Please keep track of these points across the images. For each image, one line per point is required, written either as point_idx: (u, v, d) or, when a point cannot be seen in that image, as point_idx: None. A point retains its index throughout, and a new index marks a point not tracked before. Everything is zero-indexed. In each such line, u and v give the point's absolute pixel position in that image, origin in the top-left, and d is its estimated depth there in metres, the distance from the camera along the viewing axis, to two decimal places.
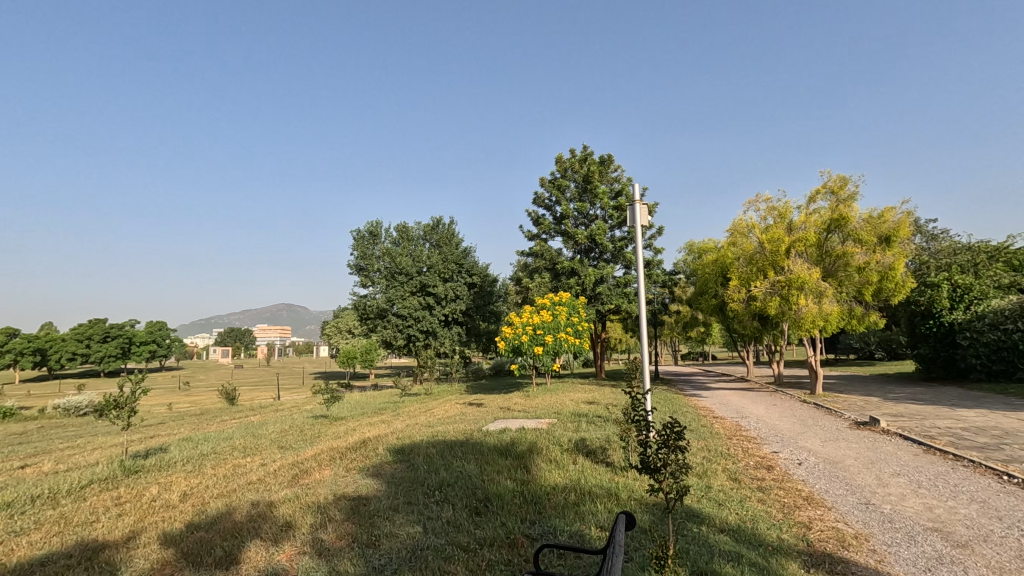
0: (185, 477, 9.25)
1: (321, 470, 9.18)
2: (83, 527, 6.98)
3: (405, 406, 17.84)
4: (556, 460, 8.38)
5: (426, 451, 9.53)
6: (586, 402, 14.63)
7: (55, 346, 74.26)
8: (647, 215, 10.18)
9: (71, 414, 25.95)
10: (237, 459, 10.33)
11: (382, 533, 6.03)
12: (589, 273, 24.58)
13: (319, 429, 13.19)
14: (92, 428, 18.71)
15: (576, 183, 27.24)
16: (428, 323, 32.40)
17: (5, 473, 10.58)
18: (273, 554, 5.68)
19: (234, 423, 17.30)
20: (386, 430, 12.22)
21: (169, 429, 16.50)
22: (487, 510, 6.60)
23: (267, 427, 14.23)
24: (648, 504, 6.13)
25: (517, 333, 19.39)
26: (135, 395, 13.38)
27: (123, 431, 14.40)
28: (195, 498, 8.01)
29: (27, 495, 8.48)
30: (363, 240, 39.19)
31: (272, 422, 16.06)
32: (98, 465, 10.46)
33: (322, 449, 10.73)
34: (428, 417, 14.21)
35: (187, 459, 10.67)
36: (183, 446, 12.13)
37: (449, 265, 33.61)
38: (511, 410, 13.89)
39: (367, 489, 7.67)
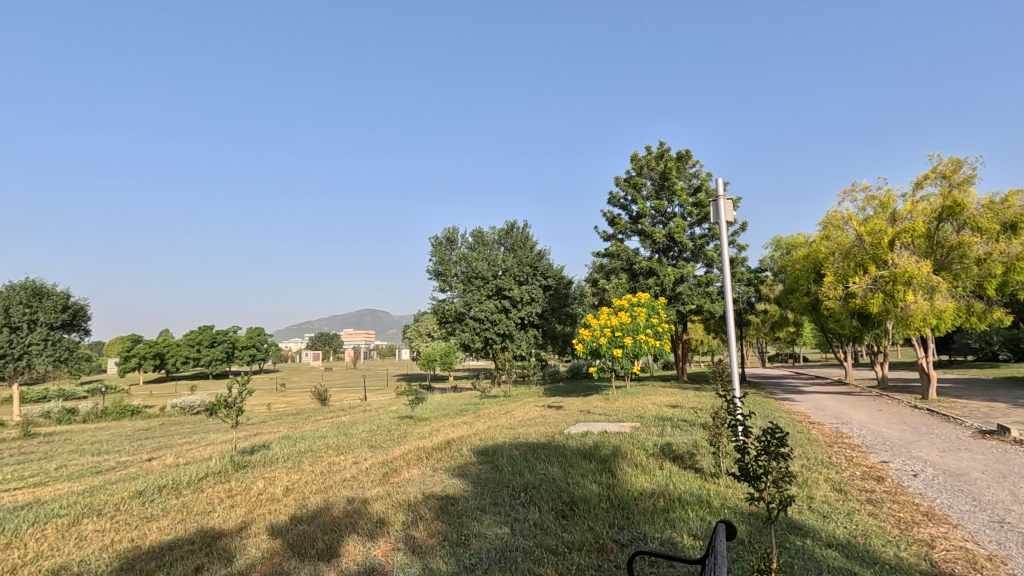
0: (287, 473, 9.88)
1: (409, 469, 9.48)
2: (203, 516, 7.65)
3: (486, 408, 18.13)
4: (642, 465, 8.16)
5: (510, 453, 9.60)
6: (669, 406, 14.17)
7: (172, 351, 82.55)
8: (732, 211, 9.70)
9: (186, 412, 28.61)
10: (333, 458, 10.91)
11: (471, 533, 6.14)
12: (669, 273, 23.81)
13: (406, 430, 13.67)
14: (205, 425, 20.57)
15: (652, 180, 26.55)
16: (505, 326, 32.84)
17: (136, 464, 11.80)
18: (369, 549, 5.94)
19: (327, 422, 18.31)
20: (469, 432, 12.44)
21: (270, 427, 17.73)
22: (574, 513, 6.57)
23: (358, 427, 14.95)
24: (745, 513, 5.83)
25: (595, 335, 19.16)
26: (242, 395, 14.50)
27: (232, 429, 15.64)
28: (297, 493, 8.55)
29: (154, 485, 9.42)
30: (441, 247, 40.28)
31: (362, 422, 16.83)
32: (212, 460, 11.43)
33: (409, 449, 11.09)
34: (508, 419, 14.32)
35: (288, 456, 11.40)
36: (283, 443, 12.99)
37: (524, 268, 33.84)
38: (591, 413, 13.76)
39: (454, 489, 7.85)
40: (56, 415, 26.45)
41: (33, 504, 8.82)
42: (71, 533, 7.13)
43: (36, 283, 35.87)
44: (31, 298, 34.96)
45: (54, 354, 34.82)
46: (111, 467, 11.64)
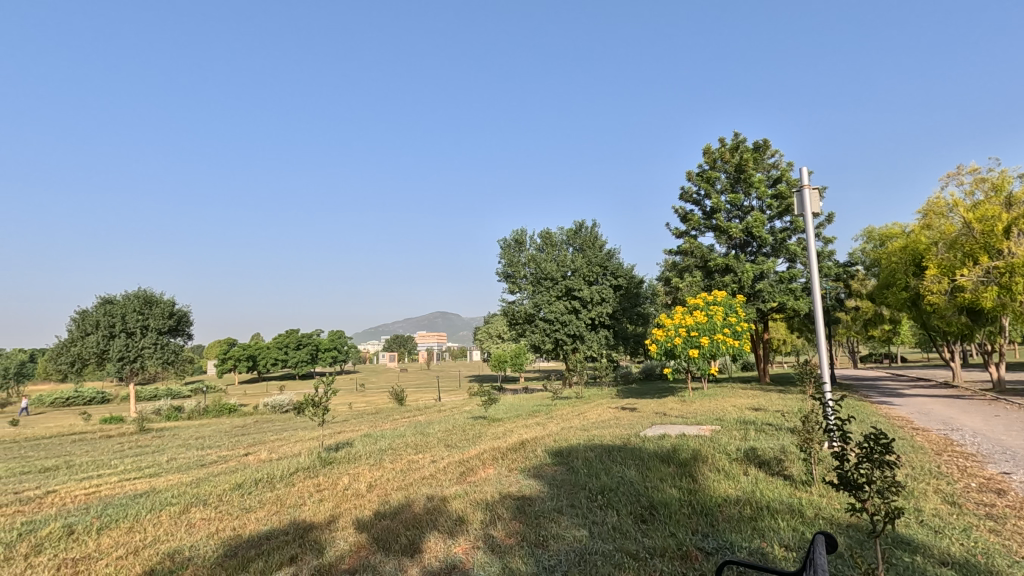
0: (369, 470, 10.30)
1: (486, 469, 9.60)
2: (295, 508, 8.12)
3: (558, 409, 18.09)
4: (725, 471, 7.81)
5: (585, 455, 9.49)
6: (751, 409, 13.52)
7: (263, 353, 88.73)
8: (818, 202, 9.08)
9: (276, 410, 30.56)
10: (412, 456, 11.27)
11: (550, 534, 6.12)
12: (747, 269, 22.73)
13: (480, 430, 13.88)
14: (294, 423, 21.88)
15: (727, 173, 25.47)
16: (575, 327, 32.66)
17: (235, 459, 12.73)
18: (450, 546, 6.06)
19: (405, 422, 18.97)
20: (543, 433, 12.42)
21: (352, 426, 18.57)
22: (654, 518, 6.38)
23: (435, 427, 15.37)
24: (844, 525, 5.44)
25: (669, 335, 18.58)
26: (327, 395, 15.26)
27: (318, 427, 16.51)
28: (379, 489, 8.88)
29: (251, 478, 10.12)
30: (510, 249, 40.62)
31: (438, 422, 17.24)
32: (302, 456, 12.11)
33: (484, 449, 11.23)
34: (582, 421, 14.19)
35: (370, 453, 11.88)
36: (365, 441, 13.57)
37: (594, 268, 33.51)
38: (668, 416, 13.37)
39: (531, 490, 7.86)
40: (165, 412, 29.08)
41: (150, 492, 9.73)
42: (182, 520, 7.79)
43: (147, 292, 39.58)
44: (143, 306, 38.60)
45: (162, 357, 38.28)
46: (214, 461, 12.63)
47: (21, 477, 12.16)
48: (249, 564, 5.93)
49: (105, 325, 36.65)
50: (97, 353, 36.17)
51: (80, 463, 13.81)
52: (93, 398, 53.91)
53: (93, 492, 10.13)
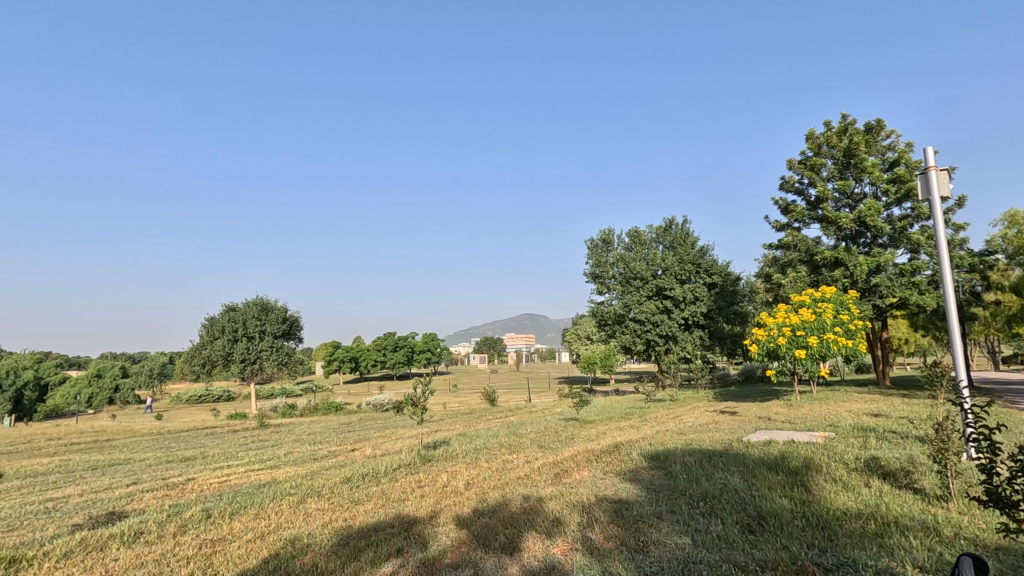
0: (466, 468, 10.60)
1: (580, 471, 9.55)
2: (399, 502, 8.55)
3: (652, 412, 17.64)
4: (843, 481, 7.19)
5: (684, 460, 9.15)
6: (870, 414, 12.34)
7: (364, 355, 94.37)
8: (947, 184, 8.09)
9: (377, 409, 32.33)
10: (506, 455, 11.48)
11: (650, 539, 5.96)
12: (861, 262, 20.87)
13: (573, 432, 13.84)
14: (395, 421, 23.03)
15: (834, 159, 23.57)
16: (667, 328, 31.64)
17: (343, 454, 13.63)
18: (549, 546, 6.09)
19: (498, 422, 19.33)
20: (637, 436, 12.15)
21: (448, 425, 19.23)
22: (762, 529, 6.02)
23: (527, 428, 15.53)
24: (993, 549, 4.80)
25: (772, 335, 17.54)
26: (425, 395, 15.93)
27: (417, 425, 17.26)
28: (477, 488, 9.12)
29: (358, 472, 10.78)
30: (597, 249, 40.08)
31: (530, 422, 17.38)
32: (403, 453, 12.72)
33: (578, 451, 11.16)
34: (678, 424, 13.70)
35: (466, 452, 12.24)
36: (461, 440, 13.99)
37: (686, 266, 32.28)
38: (773, 420, 12.56)
39: (628, 493, 7.70)
40: (282, 409, 31.76)
41: (272, 483, 10.67)
42: (300, 509, 8.47)
43: (264, 299, 43.40)
44: (260, 312, 42.31)
45: (278, 359, 41.84)
46: (324, 455, 13.61)
47: (167, 465, 13.81)
48: (360, 553, 6.30)
49: (229, 330, 40.69)
50: (224, 355, 40.28)
51: (213, 454, 15.43)
52: (221, 396, 60.18)
53: (225, 480, 11.29)
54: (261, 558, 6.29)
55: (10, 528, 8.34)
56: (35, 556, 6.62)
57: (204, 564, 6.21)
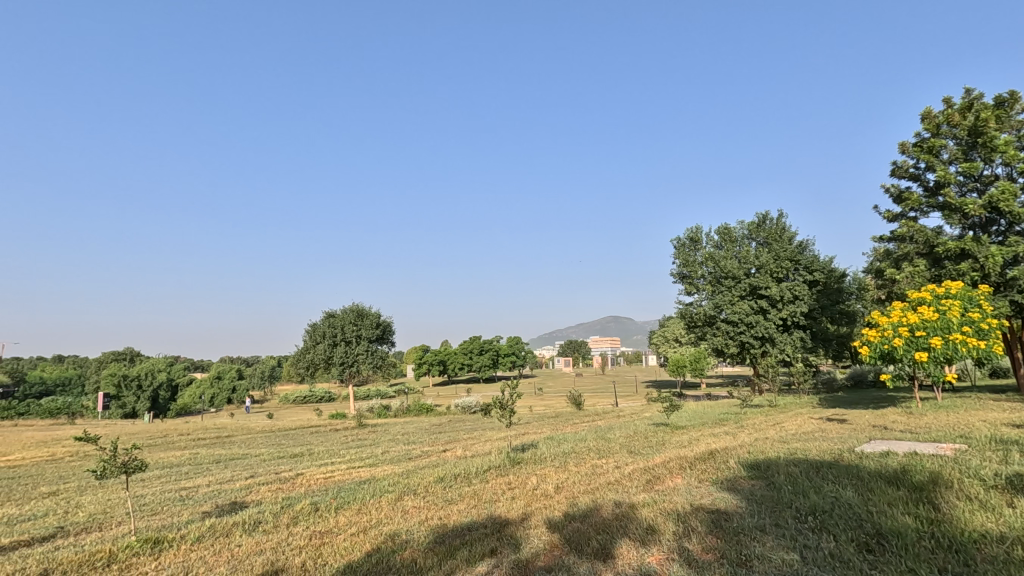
0: (555, 472, 10.60)
1: (674, 478, 9.22)
2: (491, 503, 8.71)
3: (749, 418, 16.69)
4: (980, 500, 6.39)
5: (788, 470, 8.55)
6: (1010, 425, 10.89)
7: (451, 358, 97.12)
8: None
9: (465, 411, 33.14)
10: (595, 460, 11.32)
11: (753, 553, 5.63)
12: (994, 253, 18.53)
13: (663, 437, 13.42)
14: (483, 423, 23.47)
15: (957, 139, 21.17)
16: (763, 329, 29.84)
17: (435, 454, 14.10)
18: (644, 555, 5.92)
19: (585, 426, 19.13)
20: (734, 443, 11.56)
21: (535, 428, 19.29)
22: (883, 549, 5.50)
23: (616, 432, 15.25)
24: None
25: (885, 336, 16.04)
26: (512, 397, 16.13)
27: (504, 428, 17.49)
28: (566, 491, 9.08)
29: (451, 472, 11.10)
30: (684, 248, 38.62)
31: (618, 426, 17.09)
32: (492, 454, 12.94)
33: (670, 457, 10.80)
34: (780, 431, 12.88)
35: (554, 455, 12.22)
36: (549, 443, 13.98)
37: (783, 264, 30.30)
38: (891, 429, 11.43)
39: (726, 504, 7.32)
40: (377, 410, 33.47)
41: (371, 480, 11.27)
42: (398, 506, 8.86)
43: (359, 305, 45.83)
44: (356, 318, 44.78)
45: (372, 362, 44.09)
46: (418, 455, 14.16)
47: (278, 461, 14.97)
48: (455, 551, 6.48)
49: (329, 335, 43.50)
50: (325, 358, 43.10)
51: (318, 451, 16.52)
52: (322, 398, 64.48)
53: (329, 476, 12.04)
54: (364, 551, 6.64)
55: (153, 512, 9.43)
56: (174, 539, 7.41)
57: (315, 554, 6.66)
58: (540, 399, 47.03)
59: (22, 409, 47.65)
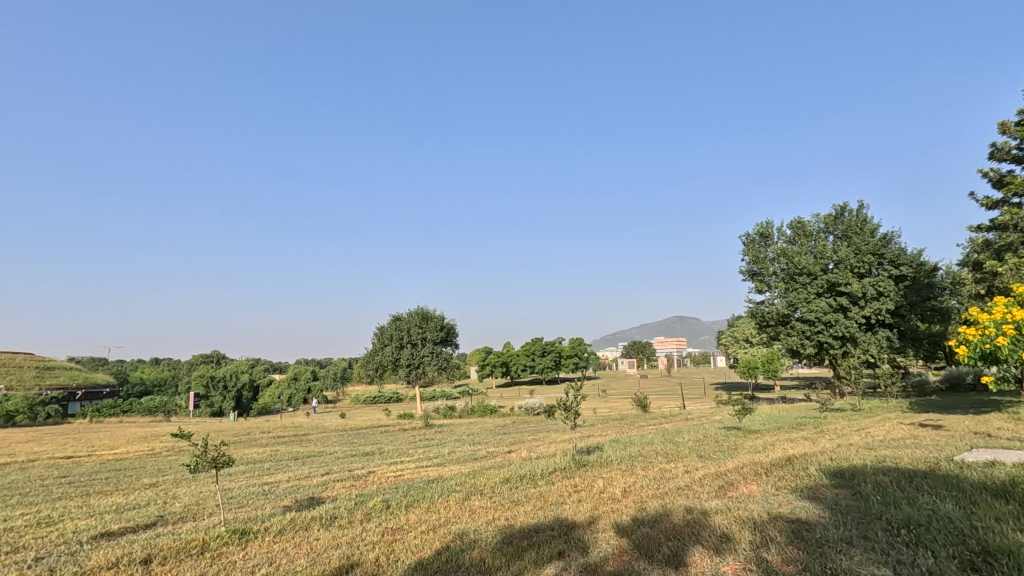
0: (622, 475, 10.42)
1: (749, 484, 8.81)
2: (557, 505, 8.68)
3: (830, 423, 15.73)
4: None
5: (877, 479, 7.96)
6: None
7: (514, 359, 97.63)
8: None
9: (529, 413, 33.22)
10: (663, 464, 11.02)
11: (839, 567, 5.27)
12: None
13: (736, 441, 12.90)
14: (547, 425, 23.45)
15: None
16: (843, 328, 28.01)
17: (501, 455, 14.21)
18: (718, 563, 5.70)
19: (652, 429, 18.70)
20: (814, 449, 10.93)
21: (601, 430, 19.06)
22: (992, 568, 4.99)
23: (685, 435, 14.81)
24: None
25: (987, 335, 14.64)
26: (577, 400, 16.01)
27: (570, 430, 17.39)
28: (634, 495, 8.89)
29: (516, 473, 11.15)
30: (754, 244, 36.98)
31: (686, 430, 16.56)
32: (557, 456, 12.89)
33: (743, 462, 10.35)
34: (865, 437, 12.04)
35: (621, 458, 12.01)
36: (615, 446, 13.78)
37: (865, 258, 28.35)
38: (995, 437, 10.41)
39: (807, 513, 6.91)
40: (443, 410, 34.17)
41: (440, 479, 11.51)
42: (465, 506, 9.00)
43: (424, 309, 47.01)
44: (421, 321, 45.98)
45: (438, 364, 45.06)
46: (484, 456, 14.33)
47: (351, 459, 15.60)
48: (523, 553, 6.50)
49: (396, 338, 44.89)
50: (393, 360, 44.51)
51: (388, 450, 17.07)
52: (391, 398, 66.64)
53: (400, 475, 12.40)
54: (435, 549, 6.79)
55: (240, 505, 10.07)
56: (259, 530, 7.87)
57: (387, 550, 6.88)
58: (603, 399, 49.05)
59: (126, 407, 52.19)
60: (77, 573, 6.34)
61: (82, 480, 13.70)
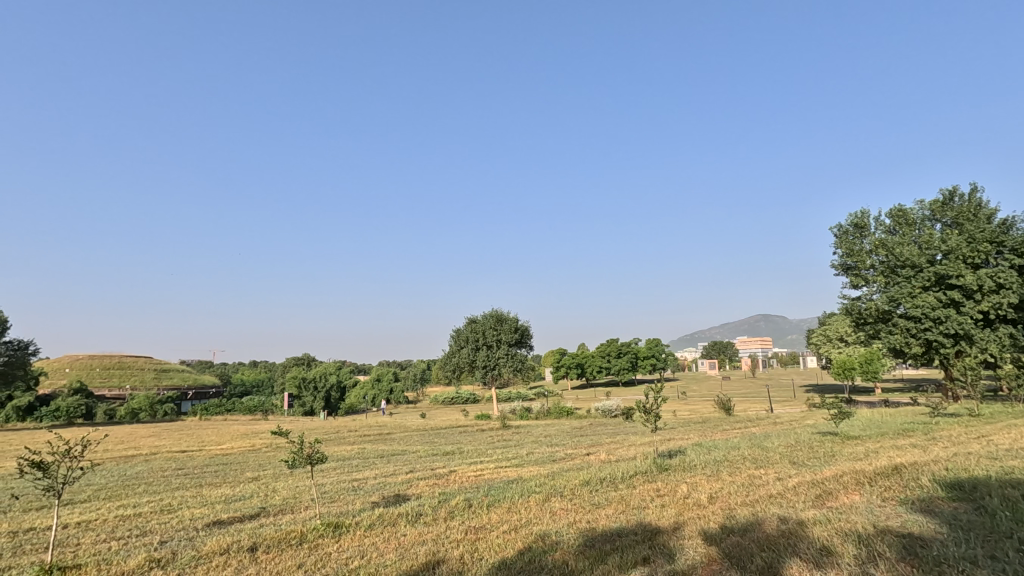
0: (707, 480, 10.00)
1: (850, 494, 8.17)
2: (640, 510, 8.47)
3: (943, 429, 14.29)
4: None
5: (1004, 493, 7.13)
6: None
7: (589, 360, 96.64)
8: None
9: (606, 415, 32.71)
10: (753, 470, 10.47)
11: None
12: None
13: (833, 447, 12.03)
14: (625, 427, 22.99)
15: None
16: (956, 324, 25.39)
17: (580, 457, 14.07)
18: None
19: (738, 432, 17.83)
20: (926, 458, 9.98)
21: (682, 434, 18.41)
22: None
23: (774, 440, 13.99)
24: None
25: None
26: (657, 402, 15.56)
27: (649, 433, 16.94)
28: (722, 502, 8.50)
29: (596, 476, 11.01)
30: (848, 236, 34.39)
31: (776, 434, 15.63)
32: (638, 460, 12.58)
33: (842, 470, 9.64)
34: (987, 446, 10.84)
35: (705, 463, 11.55)
36: (699, 450, 13.26)
37: (980, 247, 25.58)
38: None
39: (921, 528, 6.31)
40: (520, 411, 34.39)
41: (519, 480, 11.59)
42: (546, 507, 8.98)
43: (498, 311, 47.52)
44: (496, 323, 46.53)
45: (513, 365, 45.39)
46: (562, 457, 14.24)
47: (433, 458, 16.03)
48: (606, 557, 6.40)
49: (471, 340, 45.74)
50: (469, 361, 45.41)
51: (467, 450, 17.43)
52: (468, 399, 68.02)
53: (480, 474, 12.60)
54: (518, 549, 6.83)
55: (332, 500, 10.63)
56: (350, 524, 8.27)
57: (471, 548, 7.02)
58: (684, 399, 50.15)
59: (229, 406, 56.61)
60: (195, 556, 6.96)
61: (196, 472, 15.07)
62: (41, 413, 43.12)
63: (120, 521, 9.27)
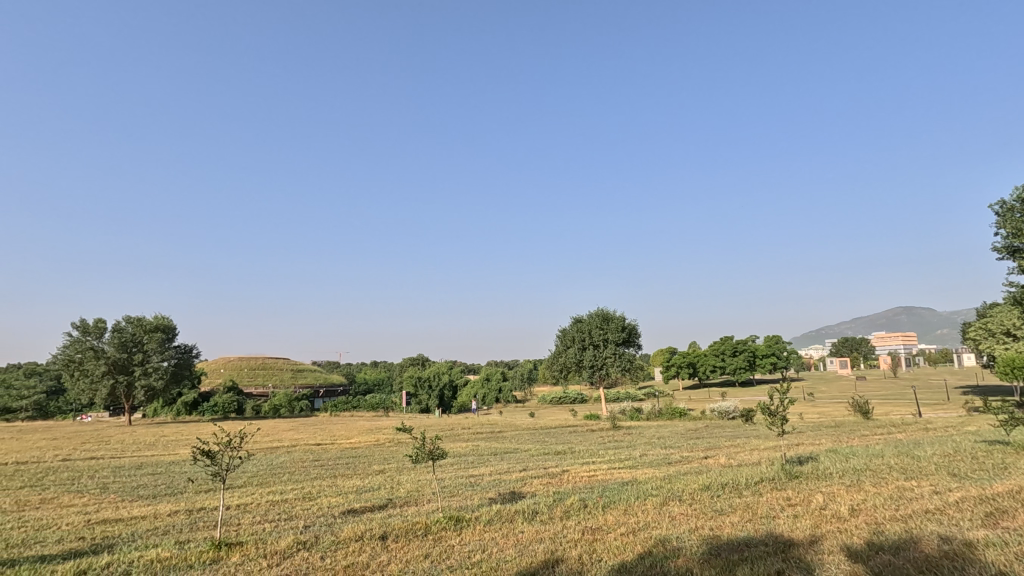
0: (847, 490, 9.09)
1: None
2: (769, 519, 7.90)
3: None
4: None
5: None
6: None
7: (701, 360, 92.32)
8: None
9: (722, 417, 31.05)
10: (901, 481, 9.35)
11: None
12: None
13: (1004, 460, 10.37)
14: (745, 431, 21.67)
15: None
16: None
17: (697, 460, 13.47)
18: None
19: (879, 439, 16.06)
20: None
21: (813, 439, 16.94)
22: None
23: (928, 449, 12.35)
24: None
25: None
26: (784, 404, 14.39)
27: (775, 437, 15.74)
28: (866, 516, 7.67)
29: (717, 481, 10.45)
30: (1015, 213, 29.54)
31: (929, 442, 13.80)
32: (763, 465, 11.78)
33: (1018, 486, 8.30)
34: None
35: (844, 471, 10.49)
36: (834, 457, 12.10)
37: None
38: None
39: None
40: (630, 412, 33.75)
41: (635, 482, 11.32)
42: (665, 511, 8.68)
43: (604, 310, 46.76)
44: (602, 322, 45.86)
45: (621, 365, 44.48)
46: (678, 460, 13.73)
47: (545, 456, 16.19)
48: (734, 567, 6.04)
49: (577, 339, 45.52)
50: (575, 361, 45.31)
51: (579, 450, 17.37)
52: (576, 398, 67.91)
53: (592, 475, 12.49)
54: (637, 553, 6.67)
55: (452, 494, 11.09)
56: (470, 519, 8.57)
57: (590, 548, 6.97)
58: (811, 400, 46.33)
59: (355, 403, 61.38)
60: (334, 541, 7.57)
61: (330, 463, 16.54)
62: (203, 409, 49.60)
63: (271, 505, 10.38)
